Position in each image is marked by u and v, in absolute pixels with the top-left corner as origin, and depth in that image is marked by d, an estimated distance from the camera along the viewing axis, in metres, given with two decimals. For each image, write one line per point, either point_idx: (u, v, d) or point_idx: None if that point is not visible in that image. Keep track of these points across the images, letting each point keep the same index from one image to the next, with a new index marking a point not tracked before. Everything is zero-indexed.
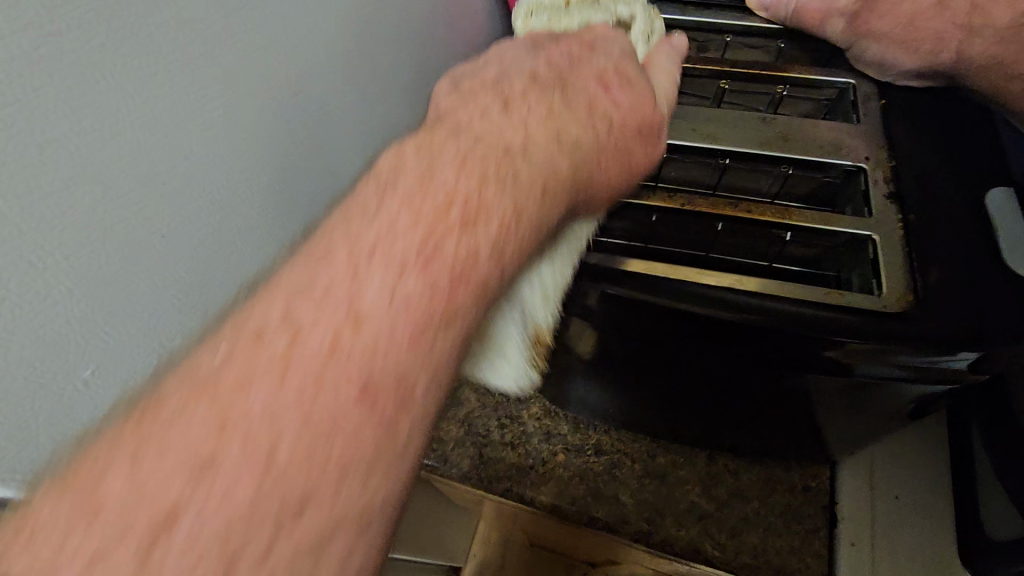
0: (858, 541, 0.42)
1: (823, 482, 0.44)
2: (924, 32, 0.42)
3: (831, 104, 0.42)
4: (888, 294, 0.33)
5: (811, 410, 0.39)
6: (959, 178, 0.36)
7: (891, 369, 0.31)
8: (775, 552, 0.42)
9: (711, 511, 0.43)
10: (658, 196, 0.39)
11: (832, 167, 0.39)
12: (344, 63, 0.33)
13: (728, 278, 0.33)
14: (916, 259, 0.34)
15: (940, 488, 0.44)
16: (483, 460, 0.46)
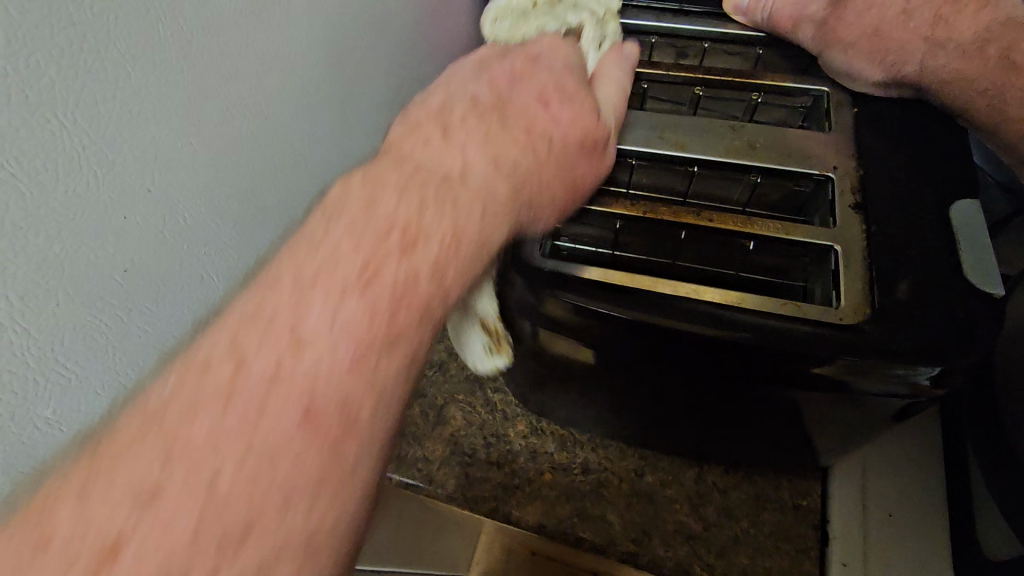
0: (850, 562, 0.41)
1: (813, 500, 0.43)
2: (888, 44, 0.40)
3: (807, 112, 0.42)
4: (846, 306, 0.32)
5: (790, 422, 0.38)
6: (929, 192, 0.36)
7: (882, 383, 0.32)
8: (764, 571, 0.42)
9: (700, 532, 0.43)
10: (620, 204, 0.38)
11: (803, 177, 0.39)
12: (306, 101, 0.34)
13: (684, 287, 0.33)
14: (873, 274, 0.33)
15: (935, 503, 0.44)
16: (469, 480, 0.46)
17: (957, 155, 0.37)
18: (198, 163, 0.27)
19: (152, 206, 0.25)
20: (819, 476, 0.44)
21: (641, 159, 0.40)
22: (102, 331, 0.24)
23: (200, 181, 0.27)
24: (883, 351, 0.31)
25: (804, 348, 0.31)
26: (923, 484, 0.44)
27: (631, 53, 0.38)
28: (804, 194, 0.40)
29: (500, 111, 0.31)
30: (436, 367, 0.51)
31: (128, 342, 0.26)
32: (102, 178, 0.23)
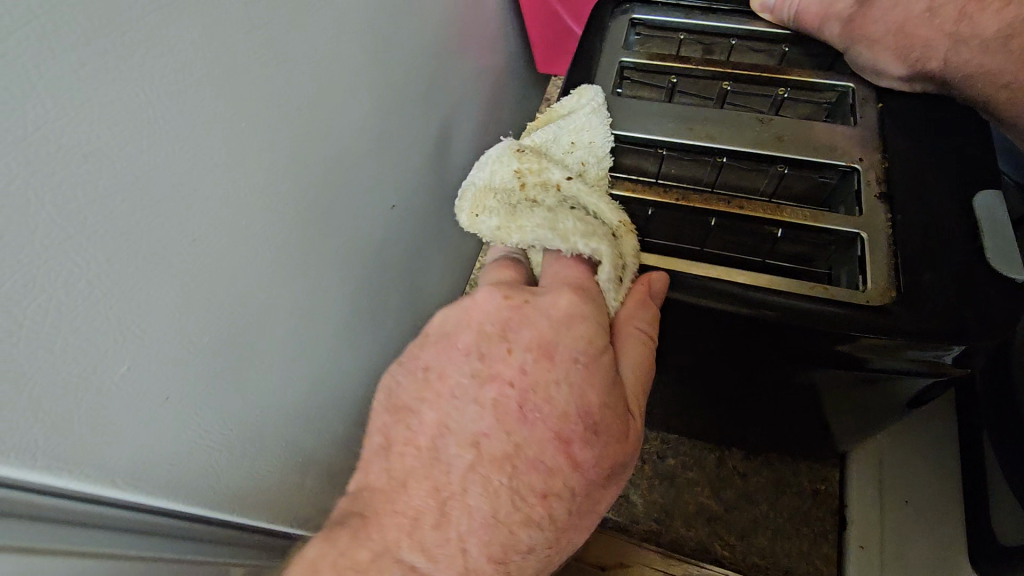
0: (867, 544, 0.42)
1: (831, 485, 0.45)
2: (913, 40, 0.41)
3: (832, 107, 0.44)
4: (872, 290, 0.34)
5: (814, 407, 0.40)
6: (951, 184, 0.37)
7: (902, 362, 0.33)
8: (785, 553, 0.43)
9: (721, 514, 0.44)
10: (653, 191, 0.40)
11: (828, 168, 0.40)
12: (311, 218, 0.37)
13: (714, 269, 0.35)
14: (898, 259, 0.35)
15: (950, 488, 0.45)
16: None
17: (982, 150, 0.39)
18: (219, 252, 0.30)
19: (194, 308, 0.29)
20: (837, 462, 0.46)
21: (670, 150, 0.42)
22: (157, 407, 0.28)
23: (223, 267, 0.31)
24: (905, 331, 0.32)
25: (827, 327, 0.32)
26: (940, 472, 0.45)
27: (655, 295, 0.32)
28: (828, 186, 0.41)
29: (512, 455, 0.27)
30: None
31: (189, 411, 0.31)
32: (145, 290, 0.26)
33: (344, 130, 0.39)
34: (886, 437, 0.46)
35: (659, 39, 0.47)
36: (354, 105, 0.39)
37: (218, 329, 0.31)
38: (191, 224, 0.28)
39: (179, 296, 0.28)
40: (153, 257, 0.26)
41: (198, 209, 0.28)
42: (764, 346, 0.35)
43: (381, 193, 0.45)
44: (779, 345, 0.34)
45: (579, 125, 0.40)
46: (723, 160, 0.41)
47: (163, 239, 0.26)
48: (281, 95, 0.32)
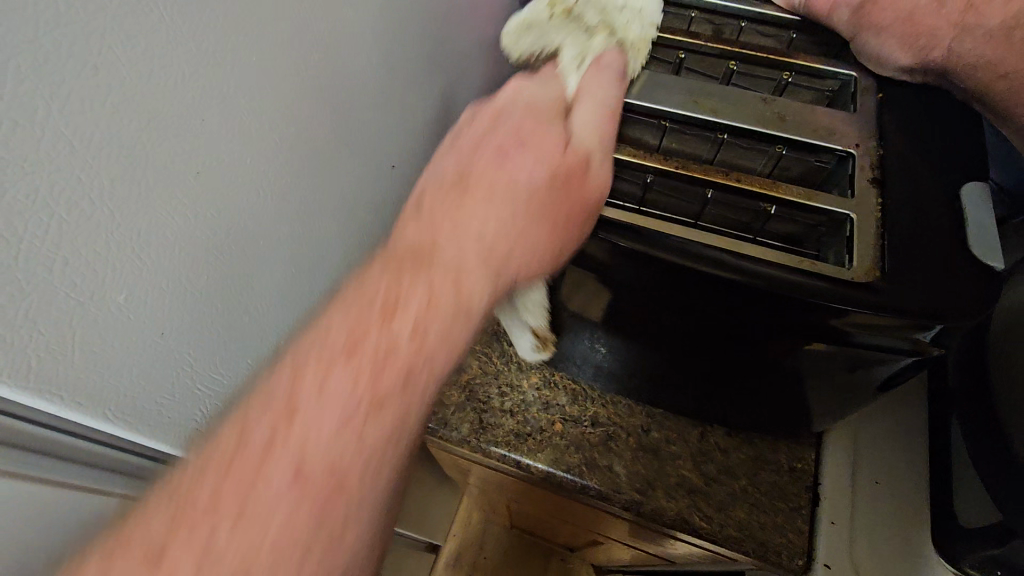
0: (837, 521, 0.44)
1: (808, 463, 0.46)
2: (920, 27, 0.43)
3: (833, 96, 0.45)
4: (859, 267, 0.35)
5: (794, 387, 0.41)
6: (942, 171, 0.38)
7: (882, 339, 0.34)
8: (759, 525, 0.44)
9: (700, 486, 0.45)
10: (654, 157, 0.41)
11: (825, 152, 0.41)
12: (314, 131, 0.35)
13: (711, 238, 0.35)
14: (887, 239, 0.36)
15: (916, 470, 0.47)
16: (483, 425, 0.48)
17: (966, 137, 0.40)
18: (230, 222, 0.31)
19: (204, 272, 0.30)
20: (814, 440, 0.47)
21: (674, 122, 0.43)
22: (170, 366, 0.30)
23: (234, 236, 0.31)
24: (888, 307, 0.33)
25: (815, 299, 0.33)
26: (909, 455, 0.47)
27: (608, 65, 0.40)
28: (825, 170, 0.42)
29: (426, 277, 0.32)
30: None
31: (197, 369, 0.31)
32: (160, 259, 0.27)
33: (352, 101, 0.39)
34: (859, 420, 0.48)
35: (670, 15, 0.48)
36: (362, 77, 0.39)
37: (225, 293, 0.32)
38: (204, 195, 0.28)
39: (192, 265, 0.29)
40: (171, 227, 0.27)
41: (213, 182, 0.29)
42: (752, 319, 0.35)
43: (385, 153, 0.45)
44: (767, 317, 0.35)
45: (632, 0, 0.44)
46: (725, 136, 0.42)
47: (182, 208, 0.27)
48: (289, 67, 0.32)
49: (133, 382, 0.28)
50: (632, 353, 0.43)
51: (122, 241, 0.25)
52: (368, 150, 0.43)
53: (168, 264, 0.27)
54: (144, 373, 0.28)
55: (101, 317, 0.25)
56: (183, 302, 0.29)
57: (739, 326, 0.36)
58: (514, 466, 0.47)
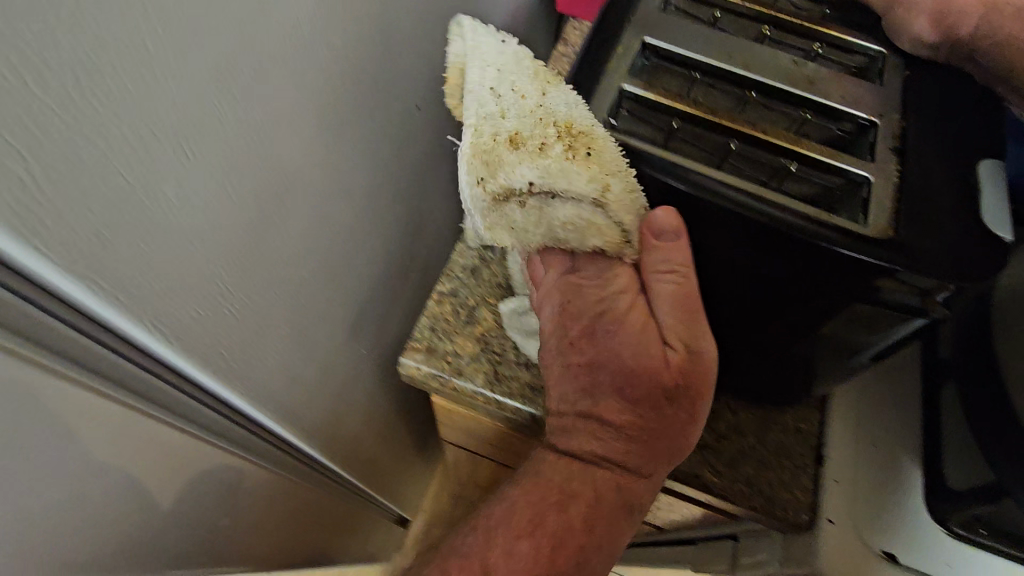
0: (841, 479, 0.47)
1: (812, 426, 0.48)
2: (950, 6, 0.44)
3: (861, 69, 0.46)
4: (876, 225, 0.35)
5: (802, 347, 0.42)
6: (960, 145, 0.39)
7: (897, 295, 0.35)
8: (768, 481, 0.45)
9: (712, 443, 0.47)
10: (685, 104, 0.41)
11: (847, 119, 0.42)
12: (332, 57, 0.34)
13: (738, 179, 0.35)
14: (904, 204, 0.36)
15: (914, 441, 0.48)
16: (497, 376, 0.47)
17: (988, 120, 0.40)
18: (287, 234, 0.35)
19: (268, 276, 0.35)
20: (818, 403, 0.49)
21: (704, 73, 0.43)
22: (241, 346, 0.35)
23: (288, 242, 0.36)
24: (908, 264, 0.33)
25: (840, 245, 0.33)
26: (905, 423, 0.48)
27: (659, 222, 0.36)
28: (843, 140, 0.43)
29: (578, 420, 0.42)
30: (468, 270, 0.52)
31: (267, 334, 0.37)
32: (237, 277, 0.32)
33: (374, 96, 0.41)
34: (861, 385, 0.51)
35: None
36: (384, 70, 0.41)
37: (283, 283, 0.37)
38: (268, 220, 0.33)
39: (259, 274, 0.34)
40: (246, 255, 0.32)
41: (273, 206, 0.33)
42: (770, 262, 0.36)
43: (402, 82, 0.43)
44: (785, 261, 0.35)
45: (528, 98, 0.38)
46: (754, 92, 0.42)
47: (252, 235, 0.32)
48: (326, 87, 0.34)
49: (106, 276, 0.24)
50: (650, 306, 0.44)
51: (213, 270, 0.30)
52: (380, 97, 0.42)
53: (162, 145, 0.24)
54: (120, 269, 0.24)
55: (81, 183, 0.21)
56: (177, 199, 0.25)
57: (761, 268, 0.36)
58: (528, 419, 0.47)
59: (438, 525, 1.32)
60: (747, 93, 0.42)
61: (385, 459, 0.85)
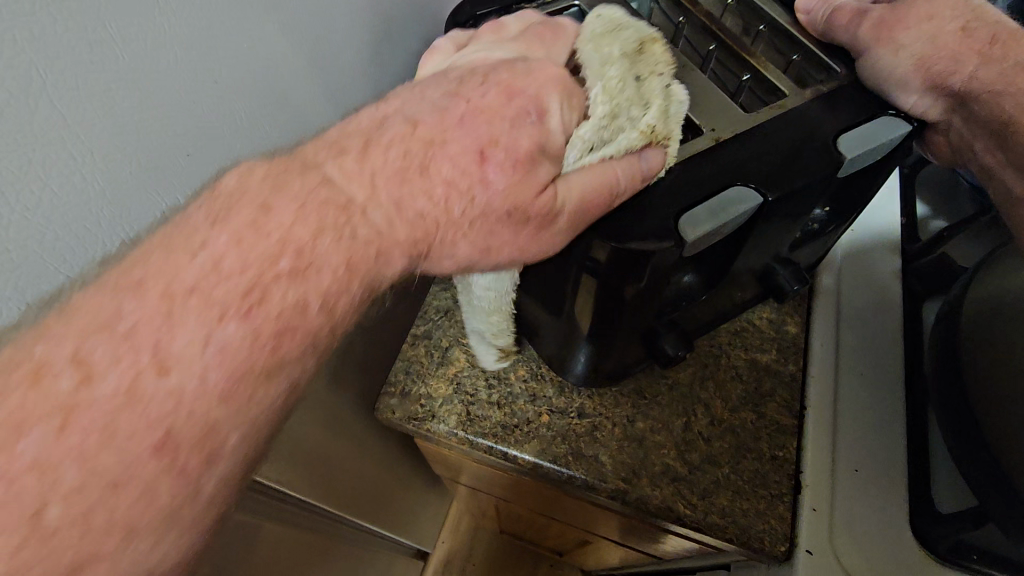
0: (819, 507, 0.45)
1: (790, 452, 0.48)
2: (942, 51, 0.39)
3: (800, 59, 0.42)
4: (758, 226, 0.38)
5: (617, 342, 0.43)
6: (865, 181, 0.41)
7: (686, 280, 0.42)
8: (742, 513, 0.45)
9: (684, 475, 0.46)
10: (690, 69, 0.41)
11: (774, 94, 0.40)
12: (303, 40, 0.38)
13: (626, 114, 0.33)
14: (781, 223, 0.40)
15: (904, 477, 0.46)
16: (470, 417, 0.48)
17: (869, 176, 0.41)
18: (177, 137, 0.31)
19: (97, 156, 0.27)
20: (795, 429, 0.49)
21: None
22: (59, 240, 0.27)
23: (177, 156, 0.32)
24: (729, 258, 0.40)
25: (658, 246, 0.32)
26: (889, 451, 0.47)
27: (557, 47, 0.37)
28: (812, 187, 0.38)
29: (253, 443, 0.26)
30: (442, 313, 0.53)
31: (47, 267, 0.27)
32: (104, 148, 0.28)
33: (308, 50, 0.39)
34: (839, 402, 0.49)
35: None
36: (328, 42, 0.41)
37: (154, 189, 0.31)
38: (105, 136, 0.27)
39: (129, 160, 0.29)
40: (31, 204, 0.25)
41: (165, 98, 0.30)
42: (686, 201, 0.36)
43: (342, 88, 0.44)
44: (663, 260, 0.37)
45: None
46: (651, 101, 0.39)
47: (121, 116, 0.28)
48: (249, 9, 0.33)
49: None
50: (560, 318, 0.43)
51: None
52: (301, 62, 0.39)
53: None
54: None
55: None
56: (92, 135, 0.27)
57: (618, 290, 0.36)
58: (502, 458, 0.48)
59: (458, 555, 1.29)
60: (726, 26, 0.43)
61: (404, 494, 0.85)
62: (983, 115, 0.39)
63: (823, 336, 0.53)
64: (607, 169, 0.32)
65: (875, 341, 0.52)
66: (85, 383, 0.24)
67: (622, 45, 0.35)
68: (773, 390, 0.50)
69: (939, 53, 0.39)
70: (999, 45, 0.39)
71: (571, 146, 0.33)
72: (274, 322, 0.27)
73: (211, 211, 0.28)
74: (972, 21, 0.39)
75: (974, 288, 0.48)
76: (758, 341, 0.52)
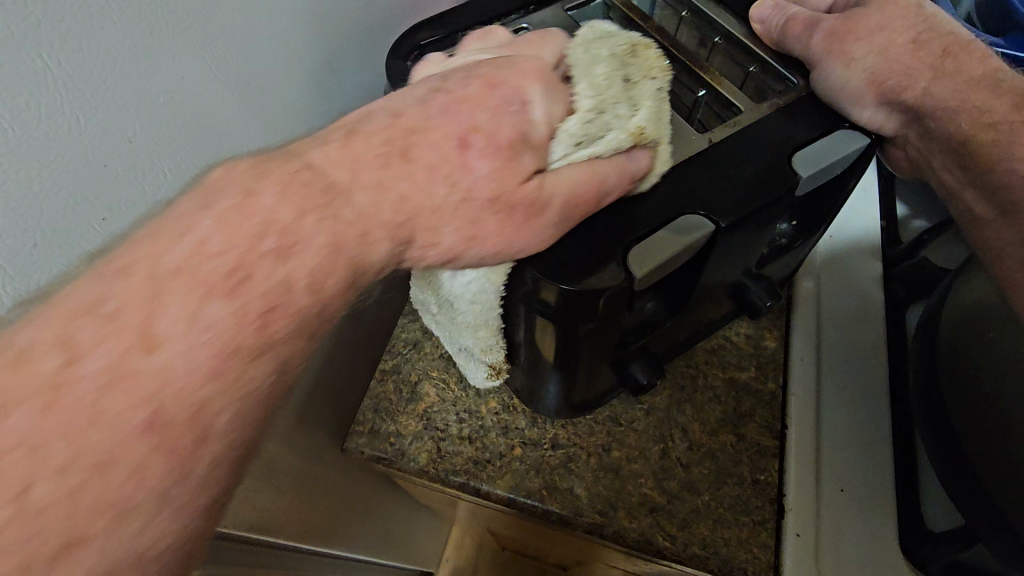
0: (803, 532, 0.43)
1: (772, 475, 0.46)
2: (893, 64, 0.37)
3: (754, 71, 0.41)
4: (715, 251, 0.36)
5: (579, 374, 0.42)
6: (826, 194, 0.40)
7: (648, 306, 0.41)
8: (725, 543, 0.43)
9: (663, 504, 0.45)
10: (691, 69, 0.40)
11: (729, 109, 0.39)
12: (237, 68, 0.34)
13: (609, 116, 0.31)
14: (741, 243, 0.39)
15: (890, 496, 0.45)
16: (441, 454, 0.47)
17: (830, 191, 0.39)
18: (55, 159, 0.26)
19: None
20: (778, 451, 0.47)
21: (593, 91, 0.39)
22: None
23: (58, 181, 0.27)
24: (690, 280, 0.39)
25: (608, 284, 0.31)
26: (872, 470, 0.46)
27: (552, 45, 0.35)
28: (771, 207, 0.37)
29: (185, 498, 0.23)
30: (410, 345, 0.52)
31: None
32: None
33: (243, 58, 0.35)
34: (820, 421, 0.47)
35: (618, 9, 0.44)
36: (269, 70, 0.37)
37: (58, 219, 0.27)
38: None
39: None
40: None
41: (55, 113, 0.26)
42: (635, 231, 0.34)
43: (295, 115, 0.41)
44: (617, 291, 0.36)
45: None
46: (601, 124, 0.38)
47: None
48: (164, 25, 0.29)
49: None
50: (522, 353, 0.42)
51: None
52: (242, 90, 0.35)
53: None
54: None
55: None
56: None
57: (574, 329, 0.35)
58: (475, 494, 0.46)
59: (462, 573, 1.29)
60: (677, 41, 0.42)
61: (400, 523, 0.82)
62: (941, 132, 0.38)
63: (804, 349, 0.51)
64: (595, 169, 0.31)
65: (857, 352, 0.50)
66: (68, 365, 0.22)
67: (610, 46, 0.32)
68: (753, 410, 0.48)
69: (891, 67, 0.37)
70: (951, 59, 0.37)
71: (558, 141, 0.31)
72: (263, 299, 0.25)
73: (199, 195, 0.26)
74: (925, 32, 0.38)
75: (953, 297, 0.46)
76: (737, 359, 0.51)
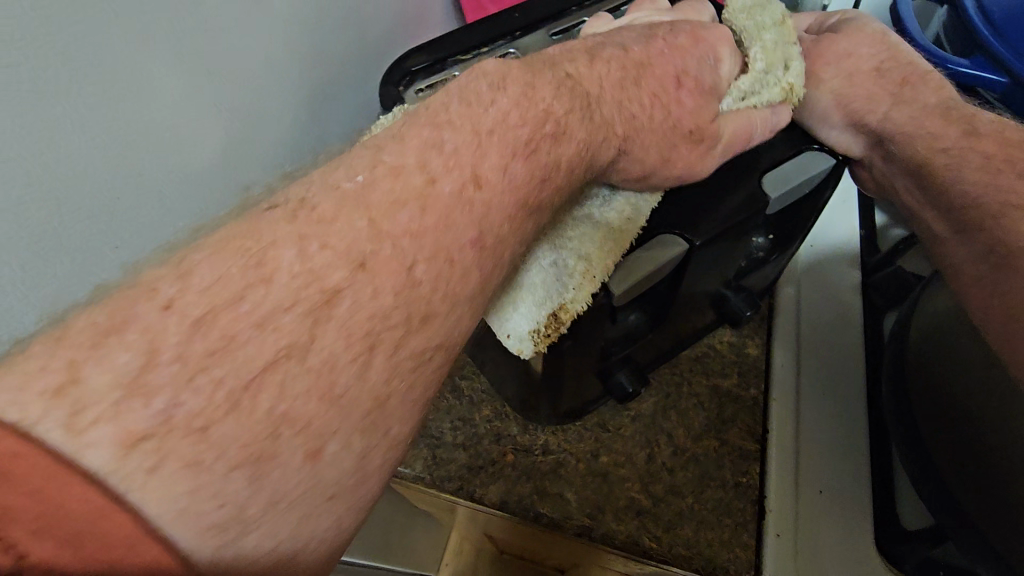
0: (783, 533, 0.45)
1: (753, 477, 0.48)
2: (858, 88, 0.40)
3: None
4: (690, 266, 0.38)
5: (565, 384, 0.44)
6: (795, 210, 0.42)
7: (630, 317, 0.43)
8: (708, 543, 0.45)
9: (649, 507, 0.46)
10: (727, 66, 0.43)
11: None
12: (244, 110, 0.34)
13: (766, 74, 0.36)
14: (716, 258, 0.41)
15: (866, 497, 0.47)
16: (436, 461, 0.49)
17: (799, 207, 0.42)
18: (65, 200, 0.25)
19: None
20: (758, 454, 0.49)
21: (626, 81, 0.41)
22: None
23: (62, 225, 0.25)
24: (669, 293, 0.41)
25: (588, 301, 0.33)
26: (850, 472, 0.47)
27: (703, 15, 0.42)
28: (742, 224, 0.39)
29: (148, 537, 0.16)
30: None
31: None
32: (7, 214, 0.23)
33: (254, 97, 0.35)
34: (800, 425, 0.49)
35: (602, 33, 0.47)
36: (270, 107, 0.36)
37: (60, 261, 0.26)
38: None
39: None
40: None
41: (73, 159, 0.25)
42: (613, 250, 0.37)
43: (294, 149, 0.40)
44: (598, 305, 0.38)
45: None
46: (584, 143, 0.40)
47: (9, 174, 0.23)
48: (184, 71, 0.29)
49: None
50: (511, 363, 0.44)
51: None
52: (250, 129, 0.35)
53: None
54: None
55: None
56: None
57: (558, 343, 0.37)
58: (468, 500, 0.48)
59: None
60: None
61: (397, 529, 0.83)
62: (899, 155, 0.40)
63: (783, 355, 0.53)
64: (749, 119, 0.35)
65: (835, 359, 0.53)
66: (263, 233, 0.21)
67: (772, 15, 0.38)
68: (734, 416, 0.51)
69: (855, 91, 0.39)
70: (910, 86, 0.40)
71: (728, 93, 0.35)
72: None
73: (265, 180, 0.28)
74: (888, 61, 0.40)
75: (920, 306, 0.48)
76: (719, 366, 0.53)
